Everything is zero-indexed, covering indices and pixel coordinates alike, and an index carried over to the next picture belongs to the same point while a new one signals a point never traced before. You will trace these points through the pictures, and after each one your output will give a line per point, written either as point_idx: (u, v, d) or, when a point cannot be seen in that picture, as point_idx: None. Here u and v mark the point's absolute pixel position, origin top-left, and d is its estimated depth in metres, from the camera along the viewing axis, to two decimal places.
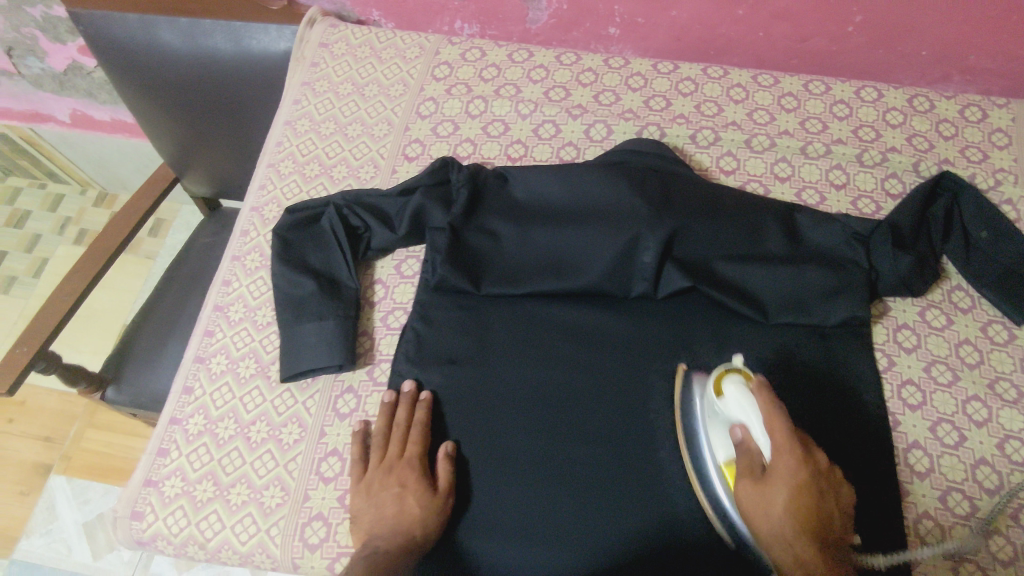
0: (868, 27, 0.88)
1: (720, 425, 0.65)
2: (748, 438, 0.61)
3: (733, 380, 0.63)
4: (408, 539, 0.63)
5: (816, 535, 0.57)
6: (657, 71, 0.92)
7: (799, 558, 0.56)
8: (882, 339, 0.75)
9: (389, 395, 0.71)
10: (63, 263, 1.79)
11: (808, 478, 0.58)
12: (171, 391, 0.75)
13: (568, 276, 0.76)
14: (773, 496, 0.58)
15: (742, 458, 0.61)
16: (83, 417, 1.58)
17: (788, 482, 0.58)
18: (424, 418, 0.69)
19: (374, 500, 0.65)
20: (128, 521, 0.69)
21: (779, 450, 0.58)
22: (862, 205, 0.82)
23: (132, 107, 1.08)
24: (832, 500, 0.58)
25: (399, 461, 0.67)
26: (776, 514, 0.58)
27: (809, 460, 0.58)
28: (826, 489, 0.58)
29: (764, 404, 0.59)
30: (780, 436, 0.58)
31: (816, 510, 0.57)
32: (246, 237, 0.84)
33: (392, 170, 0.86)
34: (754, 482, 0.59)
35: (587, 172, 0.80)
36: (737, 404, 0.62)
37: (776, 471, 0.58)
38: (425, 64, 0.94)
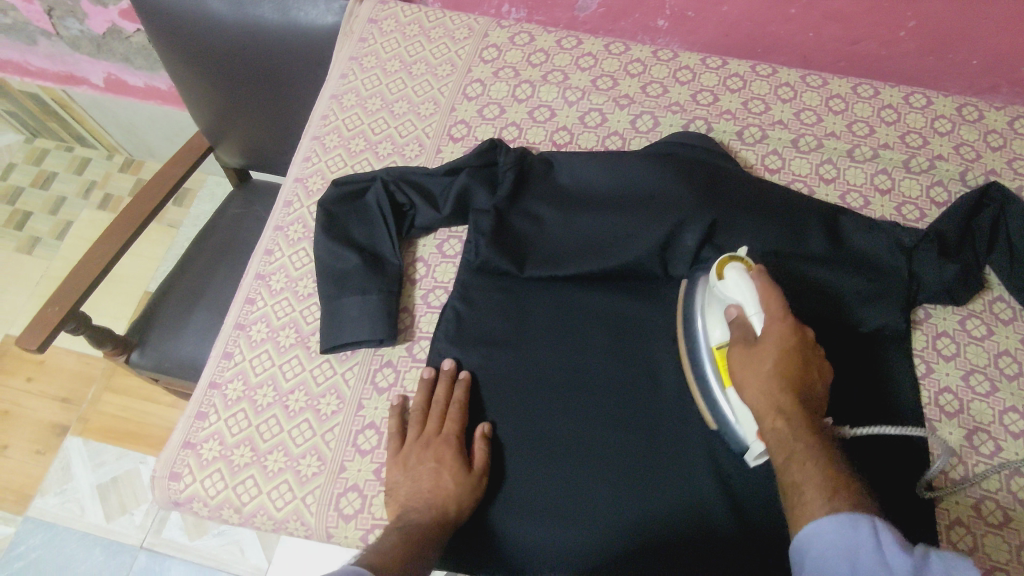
0: (922, 33, 0.88)
1: (717, 307, 0.67)
2: (743, 317, 0.63)
3: (735, 265, 0.65)
4: (442, 513, 0.63)
5: (798, 392, 0.58)
6: (706, 66, 0.92)
7: (782, 409, 0.57)
8: (920, 346, 0.75)
9: (429, 371, 0.71)
10: (87, 226, 1.79)
11: (799, 345, 0.59)
12: (210, 356, 0.76)
13: (612, 255, 0.76)
14: (764, 359, 0.59)
15: (737, 330, 0.62)
16: (101, 379, 1.58)
17: (781, 351, 0.59)
18: (463, 397, 0.69)
19: (410, 474, 0.66)
20: (166, 481, 0.70)
21: (775, 322, 0.60)
22: (906, 211, 0.82)
23: (174, 73, 1.07)
24: (815, 367, 0.60)
25: (437, 436, 0.68)
26: (764, 372, 0.59)
27: (800, 330, 0.60)
28: (812, 357, 0.60)
29: (763, 280, 0.62)
30: (776, 306, 0.60)
31: (802, 370, 0.59)
32: (289, 208, 0.84)
33: (437, 149, 0.86)
34: (745, 348, 0.61)
35: (636, 161, 0.80)
36: (736, 286, 0.63)
37: (770, 341, 0.59)
38: (473, 45, 0.94)
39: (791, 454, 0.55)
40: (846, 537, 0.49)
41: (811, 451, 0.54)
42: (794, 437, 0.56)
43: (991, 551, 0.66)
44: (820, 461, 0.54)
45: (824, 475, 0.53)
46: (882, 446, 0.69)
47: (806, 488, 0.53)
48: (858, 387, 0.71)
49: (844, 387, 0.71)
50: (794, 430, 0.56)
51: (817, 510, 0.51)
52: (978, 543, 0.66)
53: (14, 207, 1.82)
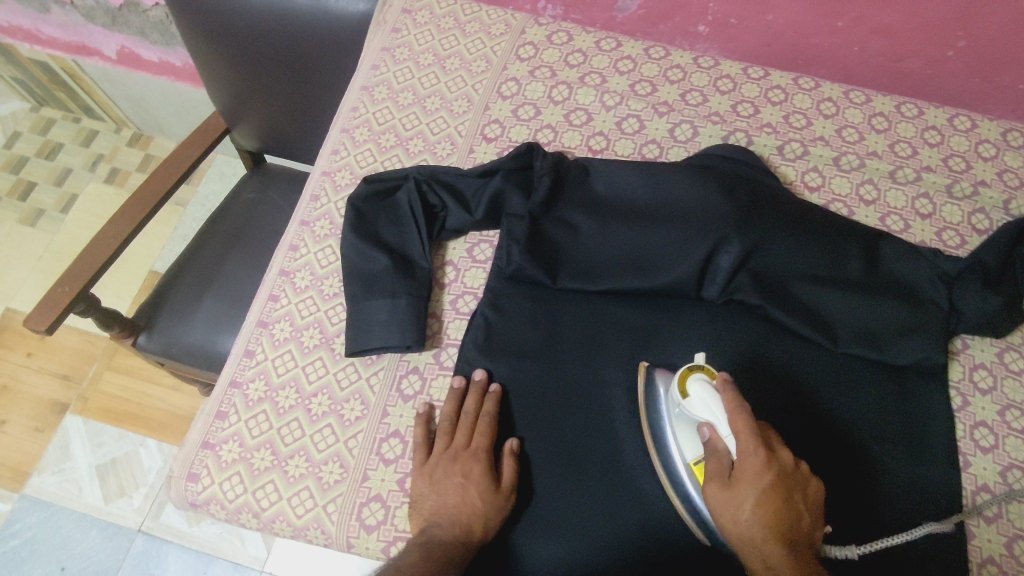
0: (971, 53, 0.85)
1: (687, 423, 0.64)
2: (716, 438, 0.60)
3: (699, 380, 0.62)
4: (466, 532, 0.61)
5: (785, 536, 0.55)
6: (747, 76, 0.90)
7: (770, 562, 0.54)
8: (957, 377, 0.74)
9: (460, 380, 0.70)
10: (92, 200, 1.76)
11: (779, 479, 0.56)
12: (232, 353, 0.74)
13: (649, 273, 0.74)
14: (743, 495, 0.56)
15: (711, 460, 0.59)
16: (102, 359, 1.55)
17: (758, 486, 0.56)
18: (493, 409, 0.67)
19: (435, 488, 0.64)
20: (183, 482, 0.68)
21: (748, 455, 0.57)
22: (946, 237, 0.79)
23: (194, 51, 1.03)
24: (800, 499, 0.57)
25: (465, 450, 0.66)
26: (744, 518, 0.56)
27: (776, 461, 0.57)
28: (792, 485, 0.57)
29: (731, 403, 0.58)
30: (746, 437, 0.57)
31: (785, 510, 0.56)
32: (316, 202, 0.82)
33: (469, 150, 0.84)
34: (722, 485, 0.58)
35: (676, 173, 0.78)
36: (703, 405, 0.60)
37: (745, 475, 0.57)
38: (510, 43, 0.92)
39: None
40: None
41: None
42: None
43: None
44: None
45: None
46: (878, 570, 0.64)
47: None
48: (841, 507, 0.66)
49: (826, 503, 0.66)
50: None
51: None
52: None
53: (18, 177, 1.78)
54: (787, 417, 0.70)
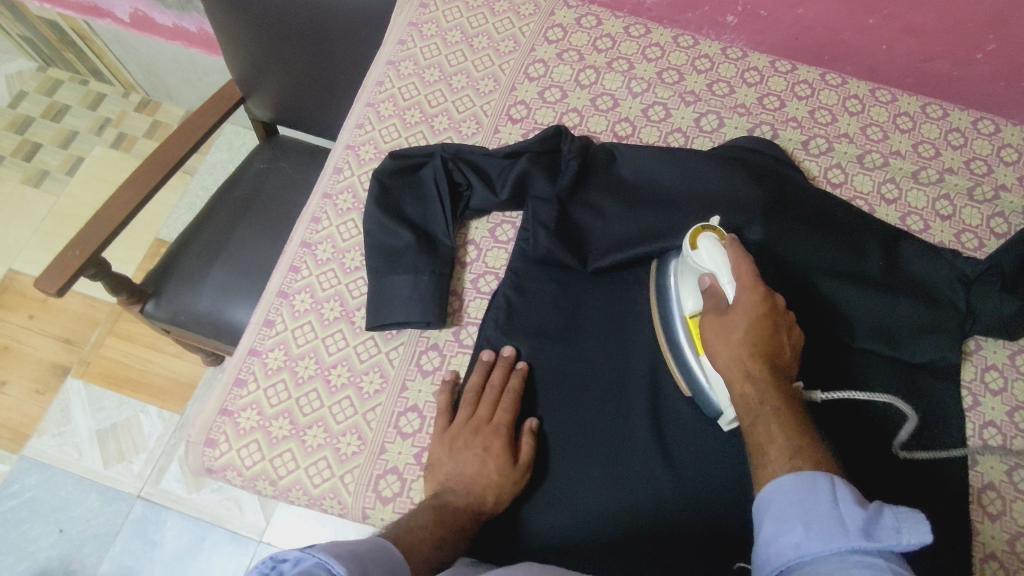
0: (998, 58, 0.86)
1: (690, 278, 0.66)
2: (716, 285, 0.62)
3: (709, 237, 0.63)
4: (478, 503, 0.61)
5: (767, 359, 0.57)
6: (775, 69, 0.90)
7: (751, 375, 0.56)
8: (969, 377, 0.75)
9: (488, 354, 0.70)
10: (98, 164, 1.74)
11: (770, 313, 0.58)
12: (251, 321, 0.74)
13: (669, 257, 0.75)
14: (734, 325, 0.58)
15: (710, 300, 0.62)
16: (104, 324, 1.54)
17: (749, 318, 0.58)
18: (519, 386, 0.68)
19: (455, 456, 0.64)
20: (201, 447, 0.69)
21: (743, 291, 0.58)
22: (965, 239, 0.80)
23: (214, 18, 1.02)
24: (785, 334, 0.59)
25: (486, 423, 0.66)
26: (732, 340, 0.58)
27: (770, 296, 0.59)
28: (782, 325, 0.59)
29: (737, 252, 0.61)
30: (747, 276, 0.59)
31: (773, 337, 0.57)
32: (340, 175, 0.82)
33: (494, 130, 0.85)
34: (718, 317, 0.60)
35: (702, 159, 0.78)
36: (708, 256, 0.62)
37: (739, 310, 0.58)
38: (538, 24, 0.92)
39: (757, 415, 0.54)
40: (804, 496, 0.47)
41: (775, 415, 0.53)
42: (759, 399, 0.55)
43: None
44: (785, 422, 0.52)
45: (787, 438, 0.51)
46: (846, 426, 0.69)
47: (770, 449, 0.51)
48: (823, 368, 0.71)
49: (810, 361, 0.72)
50: (760, 393, 0.55)
51: (777, 469, 0.50)
52: None
53: (24, 137, 1.76)
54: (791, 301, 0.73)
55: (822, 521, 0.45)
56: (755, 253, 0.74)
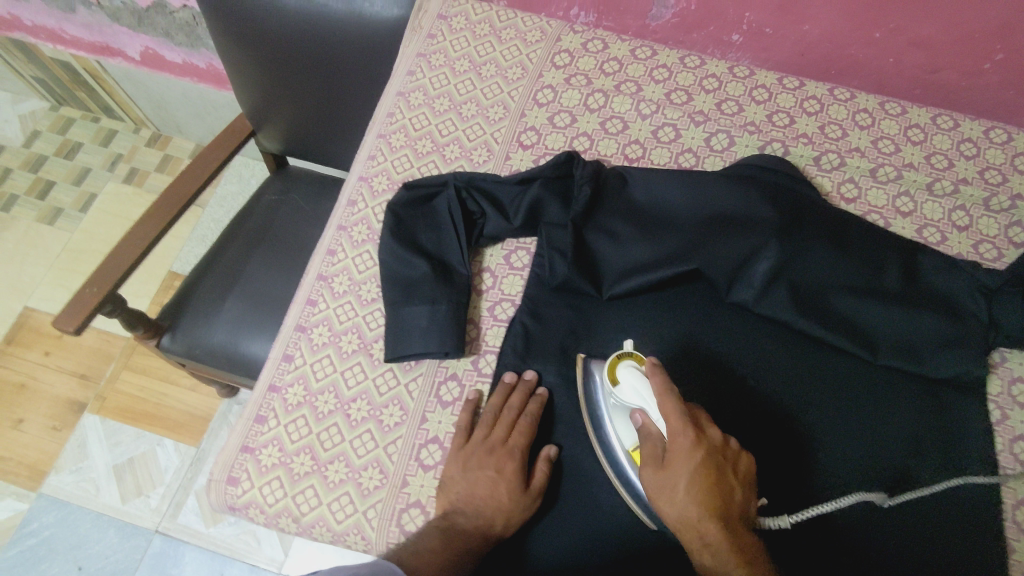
0: (1008, 66, 0.85)
1: (622, 413, 0.64)
2: (648, 422, 0.60)
3: (628, 366, 0.63)
4: (485, 526, 0.60)
5: (720, 515, 0.54)
6: (783, 86, 0.90)
7: (709, 542, 0.54)
8: (996, 391, 0.73)
9: (511, 376, 0.70)
10: (111, 200, 1.76)
11: (709, 456, 0.56)
12: (270, 356, 0.74)
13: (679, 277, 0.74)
14: (676, 478, 0.56)
15: (645, 444, 0.60)
16: (119, 358, 1.55)
17: (689, 467, 0.56)
18: (537, 411, 0.67)
19: (467, 477, 0.64)
20: (223, 485, 0.68)
21: (677, 436, 0.57)
22: (983, 250, 0.79)
23: (224, 56, 1.04)
24: (732, 475, 0.56)
25: (501, 447, 0.65)
26: (678, 496, 0.55)
27: (704, 437, 0.57)
28: (728, 468, 0.56)
29: (659, 383, 0.59)
30: (674, 416, 0.57)
31: (720, 485, 0.55)
32: (354, 207, 0.83)
33: (505, 157, 0.85)
34: (656, 469, 0.58)
35: (715, 180, 0.78)
36: (634, 390, 0.61)
37: (676, 458, 0.57)
38: (545, 50, 0.93)
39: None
40: None
41: None
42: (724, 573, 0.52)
43: None
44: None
45: None
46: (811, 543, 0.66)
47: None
48: (784, 489, 0.67)
49: (765, 479, 0.68)
50: (722, 563, 0.53)
51: None
52: None
53: (37, 175, 1.78)
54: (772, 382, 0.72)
55: None
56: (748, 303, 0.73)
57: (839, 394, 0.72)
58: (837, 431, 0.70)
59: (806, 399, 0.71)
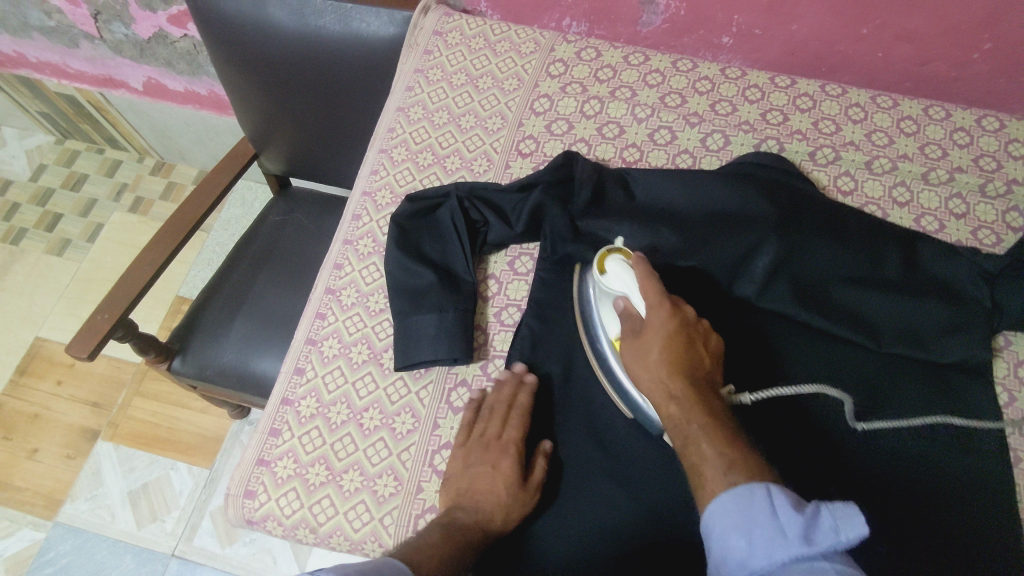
0: (996, 55, 0.87)
1: (607, 304, 0.68)
2: (630, 307, 0.65)
3: (615, 258, 0.68)
4: (487, 519, 0.61)
5: (687, 374, 0.59)
6: (775, 84, 0.91)
7: (673, 396, 0.58)
8: (1002, 374, 0.74)
9: (503, 373, 0.71)
10: (118, 229, 1.78)
11: (681, 327, 0.62)
12: (282, 370, 0.75)
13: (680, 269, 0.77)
14: (651, 346, 0.62)
15: (626, 325, 0.65)
16: (131, 384, 1.56)
17: (664, 335, 0.61)
18: (529, 403, 0.68)
19: (468, 472, 0.65)
20: (241, 499, 0.69)
21: (654, 310, 0.63)
22: (982, 235, 0.80)
23: (226, 80, 1.07)
24: (700, 346, 0.62)
25: (497, 442, 0.66)
26: (651, 359, 0.61)
27: (678, 312, 0.63)
28: (697, 339, 0.62)
29: (642, 271, 0.65)
30: (652, 294, 0.63)
31: (688, 350, 0.61)
32: (358, 221, 0.84)
33: (505, 165, 0.87)
34: (634, 342, 0.63)
35: (713, 179, 0.79)
36: (618, 278, 0.67)
37: (653, 329, 0.62)
38: (540, 60, 0.94)
39: (687, 434, 0.55)
40: (743, 506, 0.49)
41: (704, 428, 0.55)
42: (686, 416, 0.56)
43: None
44: (713, 433, 0.54)
45: (721, 451, 0.53)
46: (794, 438, 0.69)
47: (704, 467, 0.53)
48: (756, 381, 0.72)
49: (740, 375, 0.72)
50: (686, 411, 0.57)
51: (716, 487, 0.51)
52: None
53: (45, 208, 1.81)
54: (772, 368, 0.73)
55: (764, 529, 0.47)
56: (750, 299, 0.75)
57: (850, 384, 0.72)
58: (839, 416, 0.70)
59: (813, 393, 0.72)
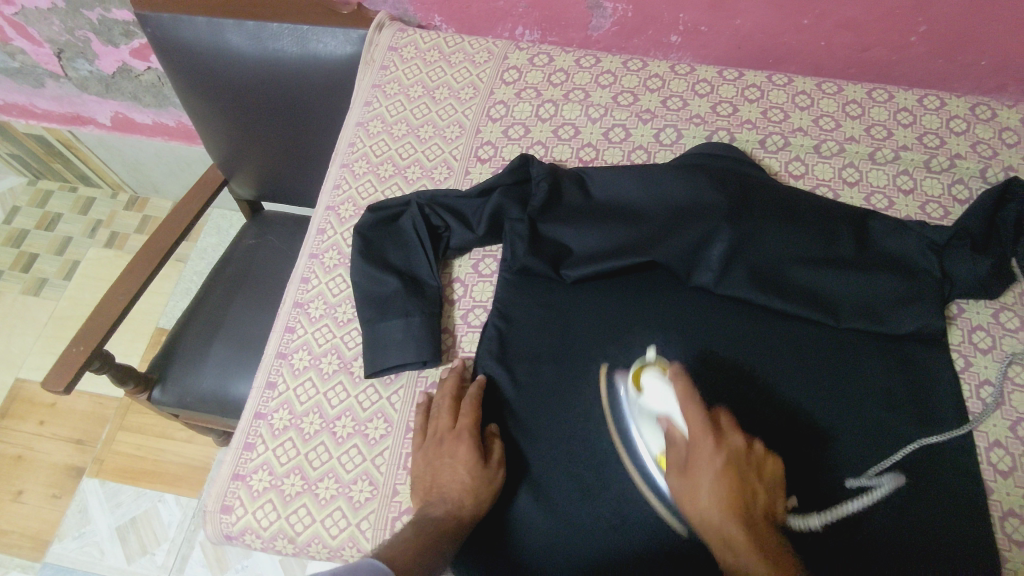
0: (932, 36, 0.90)
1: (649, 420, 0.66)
2: (674, 427, 0.63)
3: (651, 374, 0.66)
4: (457, 507, 0.63)
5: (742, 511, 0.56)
6: (723, 78, 0.94)
7: (729, 539, 0.55)
8: (957, 341, 0.76)
9: (445, 371, 0.74)
10: (94, 265, 1.78)
11: (730, 457, 0.59)
12: (253, 386, 0.76)
13: (640, 260, 0.77)
14: (698, 479, 0.59)
15: (671, 450, 0.62)
16: (114, 419, 1.55)
17: (712, 465, 0.58)
18: (474, 390, 0.70)
19: (431, 470, 0.67)
20: (218, 515, 0.70)
21: (699, 437, 0.60)
22: (930, 210, 0.83)
23: (191, 108, 1.09)
24: (754, 476, 0.58)
25: (451, 432, 0.68)
26: (699, 500, 0.58)
27: (725, 441, 0.59)
28: (750, 471, 0.59)
29: (681, 390, 0.62)
30: (696, 420, 0.60)
31: (739, 484, 0.57)
32: (323, 235, 0.86)
33: (465, 171, 0.88)
34: (679, 472, 0.61)
35: (667, 172, 0.81)
36: (659, 397, 0.65)
37: (699, 460, 0.59)
38: (494, 68, 0.97)
39: None
40: None
41: None
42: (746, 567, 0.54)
43: None
44: None
45: None
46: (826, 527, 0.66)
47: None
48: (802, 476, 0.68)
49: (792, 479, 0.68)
50: (740, 557, 0.54)
51: None
52: None
53: (20, 250, 1.80)
54: (734, 352, 0.74)
55: None
56: (707, 286, 0.76)
57: (812, 362, 0.74)
58: (792, 401, 0.72)
59: (775, 374, 0.73)
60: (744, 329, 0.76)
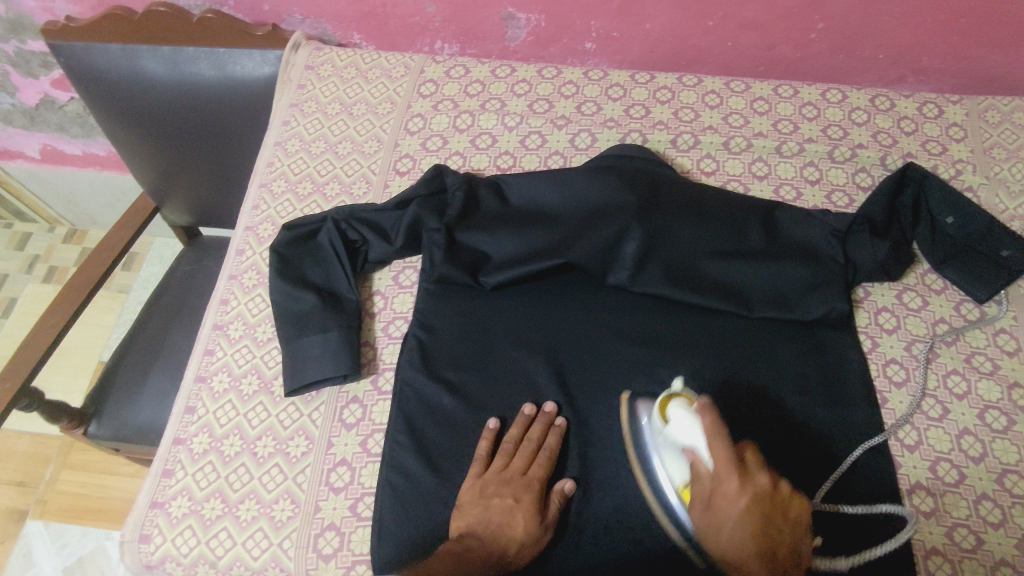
0: (830, 33, 0.94)
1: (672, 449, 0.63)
2: (698, 461, 0.60)
3: (678, 407, 0.63)
4: (501, 555, 0.62)
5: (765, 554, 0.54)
6: (635, 81, 0.96)
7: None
8: (864, 323, 0.78)
9: (530, 407, 0.71)
10: (33, 302, 1.73)
11: (757, 499, 0.55)
12: (173, 413, 0.75)
13: (556, 263, 0.78)
14: (720, 517, 0.56)
15: (696, 485, 0.59)
16: (57, 457, 1.51)
17: (735, 506, 0.55)
18: (554, 445, 0.69)
19: (485, 502, 0.65)
20: (136, 544, 0.68)
21: (725, 475, 0.56)
22: (836, 198, 0.86)
23: (114, 137, 1.08)
24: (781, 518, 0.55)
25: (519, 478, 0.67)
26: (727, 536, 0.55)
27: (750, 480, 0.56)
28: (777, 512, 0.55)
29: (708, 422, 0.59)
30: (721, 455, 0.57)
31: (764, 528, 0.54)
32: (242, 256, 0.85)
33: (384, 185, 0.89)
34: (703, 508, 0.58)
35: (580, 174, 0.82)
36: (684, 427, 0.61)
37: (721, 499, 0.56)
38: (411, 82, 0.97)
39: None
40: None
41: None
42: None
43: (951, 509, 0.68)
44: None
45: None
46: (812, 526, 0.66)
47: None
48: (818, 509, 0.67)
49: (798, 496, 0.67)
50: None
51: None
52: (938, 504, 0.68)
53: None
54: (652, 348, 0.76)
55: None
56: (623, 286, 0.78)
57: (727, 351, 0.75)
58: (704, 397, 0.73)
59: (693, 367, 0.74)
60: (661, 325, 0.77)
